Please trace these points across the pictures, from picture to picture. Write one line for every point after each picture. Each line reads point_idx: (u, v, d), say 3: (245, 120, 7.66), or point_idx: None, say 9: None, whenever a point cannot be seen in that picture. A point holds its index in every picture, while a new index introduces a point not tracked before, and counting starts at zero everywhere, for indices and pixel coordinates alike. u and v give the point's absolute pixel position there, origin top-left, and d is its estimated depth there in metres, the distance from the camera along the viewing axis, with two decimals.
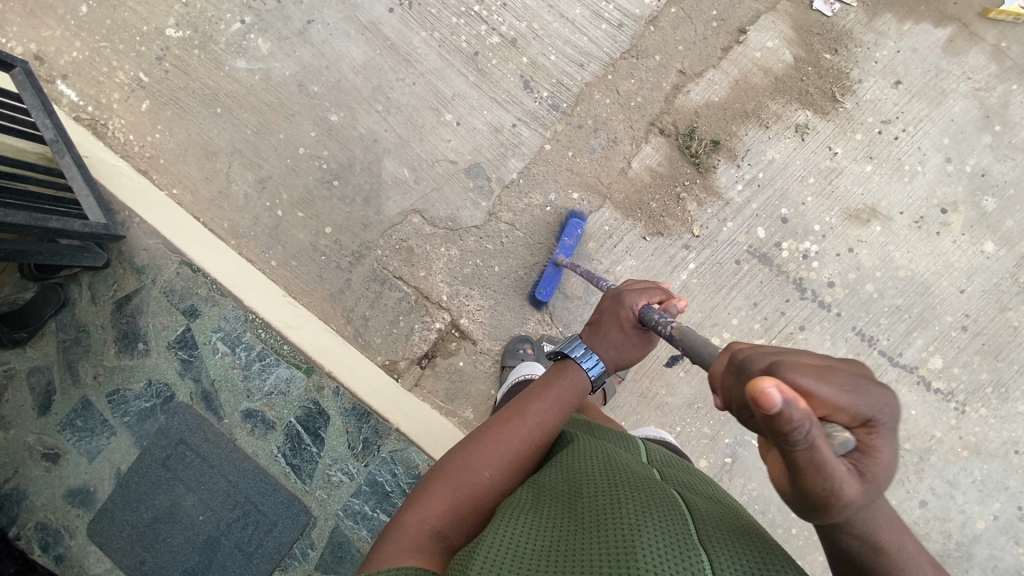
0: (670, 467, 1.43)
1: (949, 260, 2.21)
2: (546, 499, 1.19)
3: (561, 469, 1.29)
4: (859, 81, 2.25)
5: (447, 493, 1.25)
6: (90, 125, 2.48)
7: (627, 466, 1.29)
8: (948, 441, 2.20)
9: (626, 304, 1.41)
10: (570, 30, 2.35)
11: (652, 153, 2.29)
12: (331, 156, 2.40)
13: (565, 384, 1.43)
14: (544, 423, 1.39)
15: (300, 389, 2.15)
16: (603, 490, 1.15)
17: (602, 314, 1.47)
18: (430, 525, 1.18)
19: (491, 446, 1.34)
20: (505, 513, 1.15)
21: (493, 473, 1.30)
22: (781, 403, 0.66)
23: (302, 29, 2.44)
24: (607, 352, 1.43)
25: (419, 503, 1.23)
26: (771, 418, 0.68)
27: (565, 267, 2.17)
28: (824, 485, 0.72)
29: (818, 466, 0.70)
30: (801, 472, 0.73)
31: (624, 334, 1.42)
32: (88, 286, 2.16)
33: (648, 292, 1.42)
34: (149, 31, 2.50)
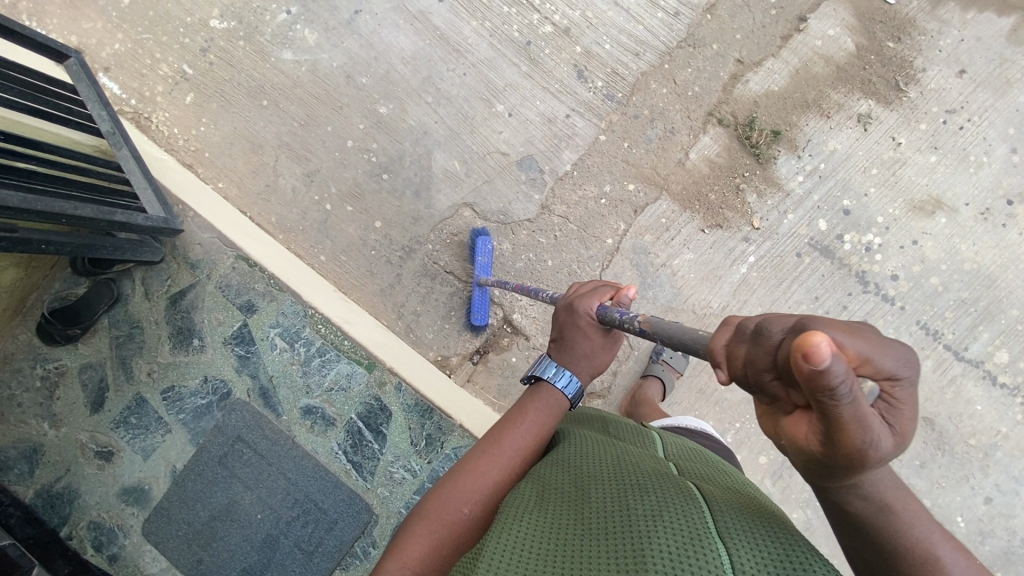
0: (688, 461, 1.29)
1: (1016, 252, 2.17)
2: (550, 495, 1.07)
3: (566, 469, 1.16)
4: (923, 70, 2.20)
5: (425, 536, 1.14)
6: (133, 117, 2.44)
7: (639, 461, 1.15)
8: (1013, 436, 2.16)
9: (581, 313, 1.34)
10: (624, 20, 2.31)
11: (711, 144, 2.25)
12: (380, 149, 2.36)
13: (540, 407, 1.35)
14: (522, 451, 1.29)
15: (362, 384, 2.12)
16: (611, 487, 1.03)
17: (561, 327, 1.39)
18: (413, 572, 1.08)
19: (469, 482, 1.23)
20: (504, 515, 1.03)
21: (474, 509, 1.18)
22: (829, 357, 0.59)
23: (349, 19, 2.41)
24: (578, 364, 1.36)
25: (399, 547, 1.13)
26: (813, 376, 0.60)
27: (489, 285, 2.12)
28: (859, 439, 0.64)
29: (858, 420, 0.63)
30: (837, 428, 0.64)
31: (592, 340, 1.35)
32: (141, 282, 2.13)
33: (597, 292, 1.37)
34: (193, 22, 2.46)
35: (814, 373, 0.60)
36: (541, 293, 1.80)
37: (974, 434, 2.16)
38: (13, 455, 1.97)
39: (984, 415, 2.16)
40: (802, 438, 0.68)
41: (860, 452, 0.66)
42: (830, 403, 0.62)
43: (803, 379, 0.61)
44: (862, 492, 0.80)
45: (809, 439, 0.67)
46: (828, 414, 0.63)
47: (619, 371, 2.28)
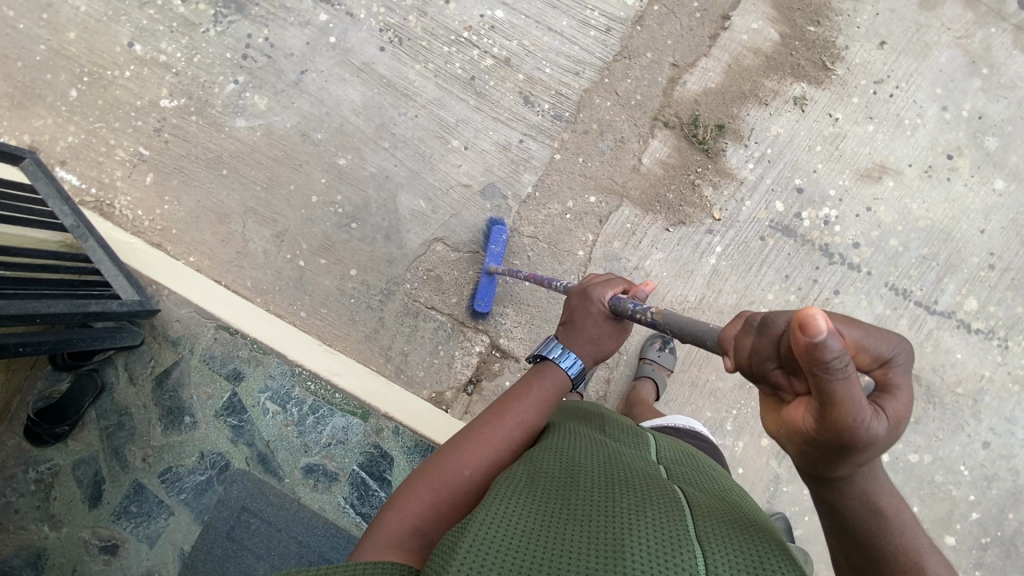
0: (679, 464, 1.35)
1: (964, 203, 2.27)
2: (541, 484, 1.16)
3: (558, 460, 1.26)
4: (846, 48, 2.32)
5: (427, 496, 1.25)
6: (96, 207, 2.47)
7: (629, 463, 1.25)
8: (997, 378, 2.23)
9: (595, 299, 1.49)
10: (560, 42, 2.41)
11: (661, 146, 2.34)
12: (345, 199, 2.41)
13: (546, 384, 1.46)
14: (523, 424, 1.40)
15: (359, 434, 2.11)
16: (601, 488, 1.11)
17: (574, 310, 1.53)
18: (413, 525, 1.19)
19: (474, 446, 1.34)
20: (496, 492, 1.13)
21: (473, 472, 1.30)
22: (824, 332, 0.69)
23: (296, 80, 2.48)
24: (583, 347, 1.49)
25: (402, 502, 1.24)
26: (812, 347, 0.70)
27: (498, 274, 2.20)
28: (851, 417, 0.74)
29: (852, 398, 0.73)
30: (834, 407, 0.73)
31: (599, 326, 1.49)
32: (124, 367, 2.12)
33: (611, 284, 1.53)
34: (142, 104, 2.51)
35: (811, 343, 0.70)
36: (555, 283, 1.88)
37: (959, 383, 2.22)
38: (16, 564, 1.96)
39: (965, 362, 2.22)
40: (801, 421, 0.78)
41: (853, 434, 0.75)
42: (828, 379, 0.72)
43: (802, 347, 0.70)
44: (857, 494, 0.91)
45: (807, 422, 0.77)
46: (825, 390, 0.73)
47: (612, 378, 2.31)
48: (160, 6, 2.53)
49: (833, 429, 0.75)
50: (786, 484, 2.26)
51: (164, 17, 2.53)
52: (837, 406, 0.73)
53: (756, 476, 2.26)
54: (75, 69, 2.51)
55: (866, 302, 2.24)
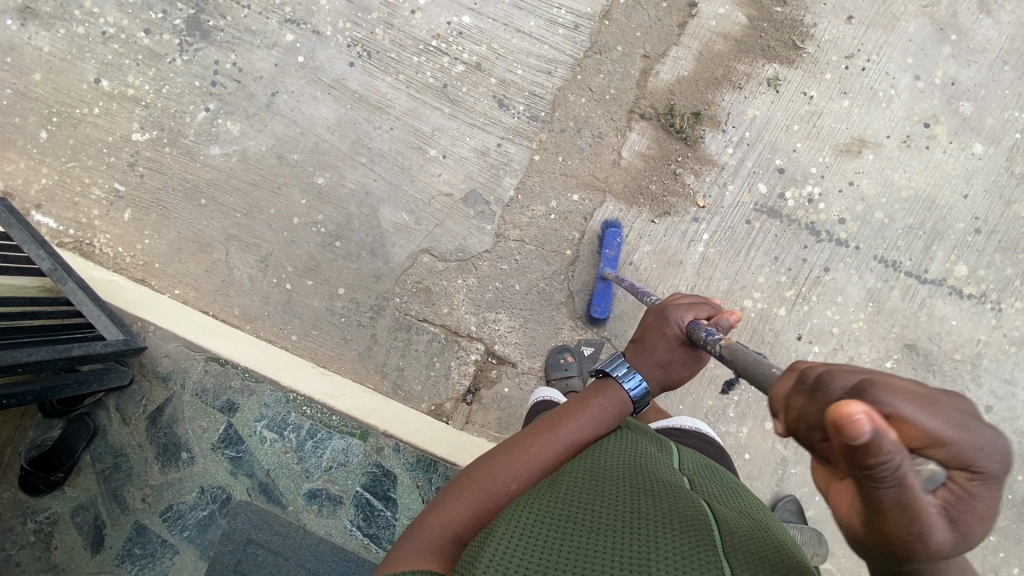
0: (704, 477, 1.41)
1: (946, 169, 2.26)
2: (567, 488, 1.24)
3: (583, 464, 1.33)
4: (814, 25, 2.32)
5: (469, 503, 1.31)
6: (76, 247, 2.45)
7: (654, 470, 1.31)
8: (994, 341, 2.22)
9: (673, 321, 1.40)
10: (529, 43, 2.40)
11: (639, 139, 2.33)
12: (327, 218, 2.39)
13: (605, 402, 1.45)
14: (575, 443, 1.41)
15: (360, 455, 2.06)
16: (625, 496, 1.19)
17: (648, 329, 1.46)
18: (452, 532, 1.26)
19: (522, 459, 1.37)
20: (524, 501, 1.22)
21: (520, 486, 1.34)
22: (870, 432, 0.61)
23: (268, 102, 2.45)
24: (651, 369, 1.43)
25: (443, 506, 1.31)
26: (852, 447, 0.63)
27: (612, 279, 2.17)
28: (897, 516, 0.68)
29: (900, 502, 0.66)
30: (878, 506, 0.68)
31: (670, 352, 1.42)
32: (116, 408, 2.08)
33: (695, 308, 1.40)
34: (114, 140, 2.48)
35: (850, 443, 0.63)
36: (649, 297, 1.87)
37: (957, 349, 2.22)
38: None
39: (960, 328, 2.22)
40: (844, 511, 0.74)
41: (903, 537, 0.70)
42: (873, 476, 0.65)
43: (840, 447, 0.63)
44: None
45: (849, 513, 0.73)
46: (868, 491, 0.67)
47: None
48: (124, 39, 2.50)
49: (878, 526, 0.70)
50: (794, 466, 2.24)
51: (128, 50, 2.50)
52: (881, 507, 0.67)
53: (763, 460, 2.25)
54: (43, 110, 2.48)
55: (857, 277, 2.24)
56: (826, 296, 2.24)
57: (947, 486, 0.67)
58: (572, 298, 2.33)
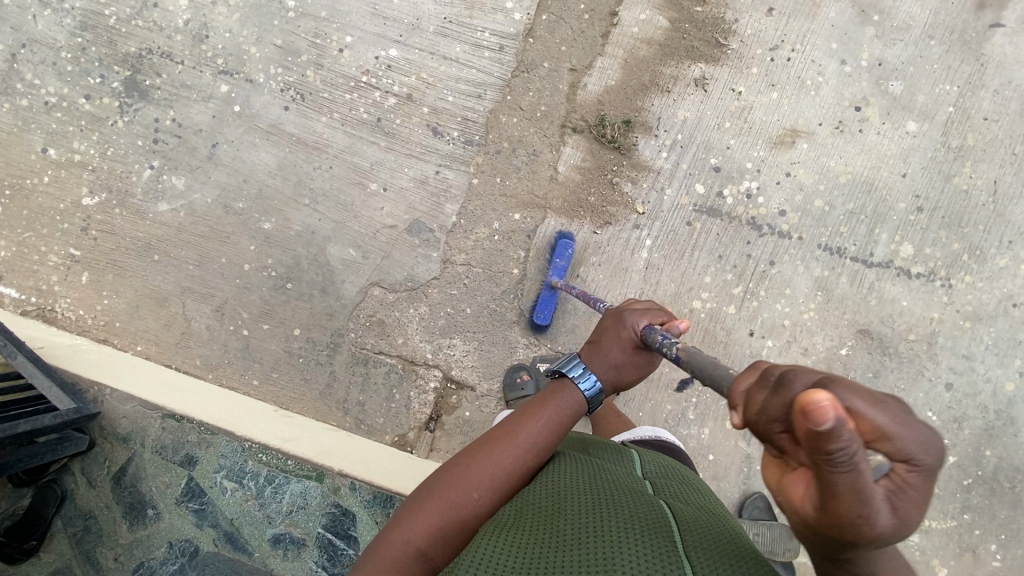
0: (665, 478, 1.43)
1: (882, 151, 2.25)
2: (527, 515, 1.23)
3: (541, 488, 1.33)
4: (736, 21, 2.30)
5: (429, 520, 1.30)
6: (39, 314, 2.50)
7: (612, 479, 1.33)
8: (948, 318, 2.21)
9: (628, 324, 1.42)
10: (457, 69, 2.41)
11: (574, 152, 2.34)
12: (276, 262, 2.43)
13: (560, 404, 1.44)
14: (535, 448, 1.40)
15: (318, 496, 2.07)
16: (584, 508, 1.19)
17: (604, 331, 1.47)
18: (414, 547, 1.26)
19: (479, 471, 1.35)
20: (485, 533, 1.21)
21: (482, 495, 1.33)
22: (830, 418, 0.66)
23: (209, 154, 2.49)
24: (603, 370, 1.44)
25: (405, 522, 1.31)
26: (814, 436, 0.67)
27: (559, 287, 2.18)
28: (851, 505, 0.71)
29: (854, 490, 0.69)
30: (832, 493, 0.71)
31: (624, 354, 1.44)
32: (81, 472, 2.12)
33: (650, 312, 1.43)
34: (66, 206, 2.53)
35: (815, 431, 0.66)
36: (603, 304, 1.87)
37: (910, 330, 2.22)
38: None
39: (912, 308, 2.22)
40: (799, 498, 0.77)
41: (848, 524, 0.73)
42: (827, 465, 0.69)
43: (802, 432, 0.67)
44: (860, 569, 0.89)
45: (805, 501, 0.75)
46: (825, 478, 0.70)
47: None
48: (65, 107, 2.55)
49: (825, 506, 0.73)
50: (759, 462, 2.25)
51: (71, 117, 2.55)
52: (829, 489, 0.71)
53: (728, 459, 2.26)
54: None
55: (803, 268, 2.24)
56: (774, 289, 2.24)
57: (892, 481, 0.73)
58: (523, 316, 2.35)
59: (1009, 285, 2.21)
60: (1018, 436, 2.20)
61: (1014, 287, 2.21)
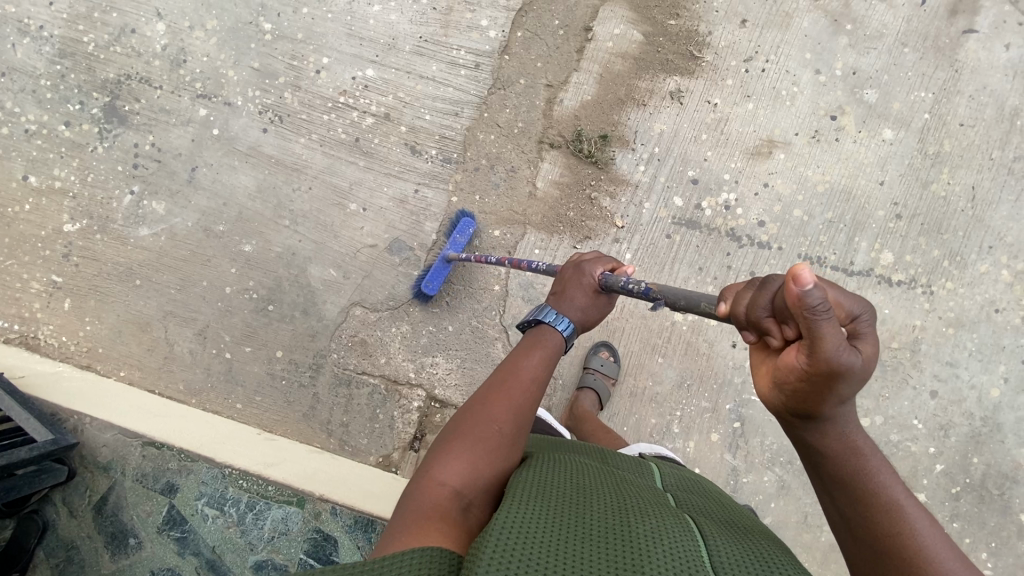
0: (684, 494, 1.38)
1: (859, 160, 2.25)
2: (554, 494, 1.14)
3: (567, 477, 1.24)
4: (709, 33, 2.31)
5: (461, 459, 1.20)
6: (22, 341, 2.50)
7: (637, 489, 1.26)
8: (930, 325, 2.21)
9: (589, 271, 1.49)
10: (433, 88, 2.42)
11: (552, 168, 2.34)
12: (257, 284, 2.43)
13: (548, 340, 1.43)
14: (540, 377, 1.38)
15: (300, 522, 2.06)
16: (614, 506, 1.11)
17: (567, 281, 1.51)
18: (450, 488, 1.14)
19: (495, 405, 1.30)
20: (513, 497, 1.10)
21: (504, 427, 1.27)
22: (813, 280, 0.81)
23: (189, 178, 2.50)
24: (576, 313, 1.46)
25: (435, 466, 1.19)
26: (801, 297, 0.82)
27: (455, 259, 2.22)
28: (835, 355, 0.86)
29: (835, 336, 0.85)
30: (819, 344, 0.85)
31: (591, 296, 1.48)
32: (62, 502, 2.11)
33: (602, 260, 1.53)
34: (47, 233, 2.52)
35: (799, 292, 0.82)
36: (535, 265, 1.85)
37: (893, 337, 2.21)
38: None
39: (894, 316, 2.21)
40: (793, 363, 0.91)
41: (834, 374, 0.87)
42: (814, 320, 0.83)
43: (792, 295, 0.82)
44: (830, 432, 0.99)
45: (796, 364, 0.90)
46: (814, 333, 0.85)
47: (552, 403, 2.31)
48: (45, 134, 2.54)
49: (818, 364, 0.87)
50: (745, 475, 2.24)
51: (51, 145, 2.54)
52: (822, 343, 0.85)
53: (714, 472, 2.24)
54: None
55: None
56: None
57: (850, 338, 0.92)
58: (505, 333, 2.35)
59: (990, 291, 2.21)
60: (1005, 442, 2.19)
61: (995, 293, 2.21)
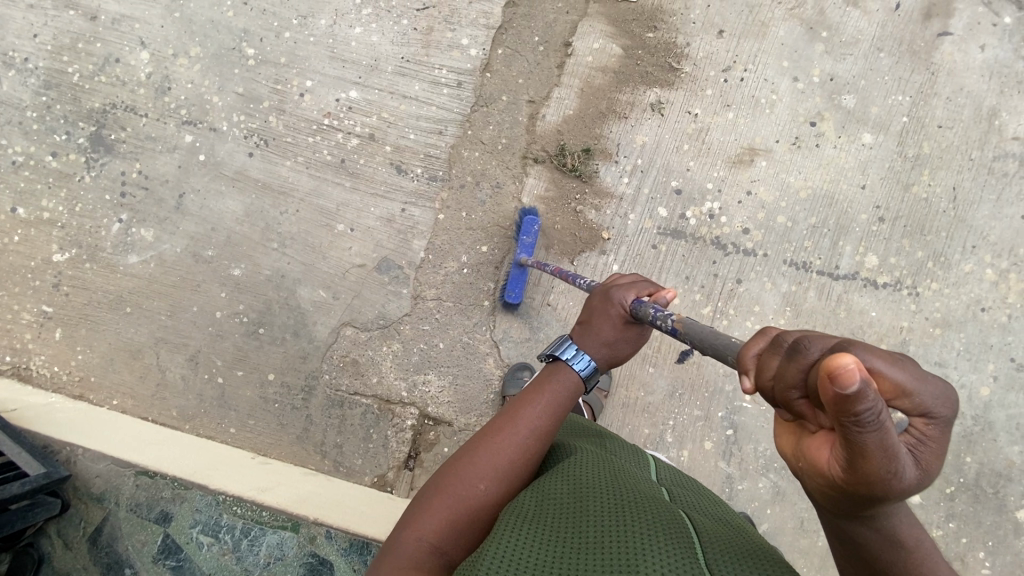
0: (680, 488, 1.39)
1: (840, 164, 2.28)
2: (550, 509, 1.15)
3: (565, 481, 1.25)
4: (687, 44, 2.34)
5: (443, 511, 1.22)
6: (14, 372, 2.49)
7: (635, 483, 1.27)
8: (918, 326, 2.22)
9: (617, 300, 1.39)
10: (417, 107, 2.44)
11: (537, 182, 2.36)
12: (247, 307, 2.43)
13: (557, 383, 1.39)
14: (538, 431, 1.34)
15: (295, 547, 2.05)
16: (608, 510, 1.12)
17: (593, 311, 1.43)
18: (428, 543, 1.16)
19: (486, 458, 1.29)
20: (506, 522, 1.12)
21: (490, 485, 1.26)
22: (859, 388, 0.66)
23: (177, 204, 2.51)
24: (597, 349, 1.39)
25: (419, 516, 1.21)
26: (841, 405, 0.68)
27: (528, 265, 2.17)
28: (879, 465, 0.73)
29: (882, 449, 0.71)
30: (858, 452, 0.73)
31: (615, 331, 1.40)
32: (57, 535, 2.11)
33: (636, 287, 1.41)
34: (37, 264, 2.52)
35: (842, 397, 0.67)
36: (581, 280, 1.81)
37: (882, 340, 2.22)
38: None
39: (882, 318, 2.22)
40: (826, 459, 0.78)
41: (874, 478, 0.75)
42: (856, 429, 0.70)
43: (831, 402, 0.68)
44: (878, 524, 0.92)
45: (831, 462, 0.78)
46: (853, 440, 0.72)
47: None
48: (33, 165, 2.55)
49: (852, 468, 0.75)
50: (741, 482, 2.25)
51: (39, 175, 2.55)
52: (860, 451, 0.72)
53: (709, 480, 2.25)
54: None
55: (770, 284, 2.25)
56: (743, 307, 2.24)
57: (907, 431, 0.77)
58: (496, 347, 2.36)
59: (975, 290, 2.23)
60: (998, 440, 2.20)
61: (980, 292, 2.23)
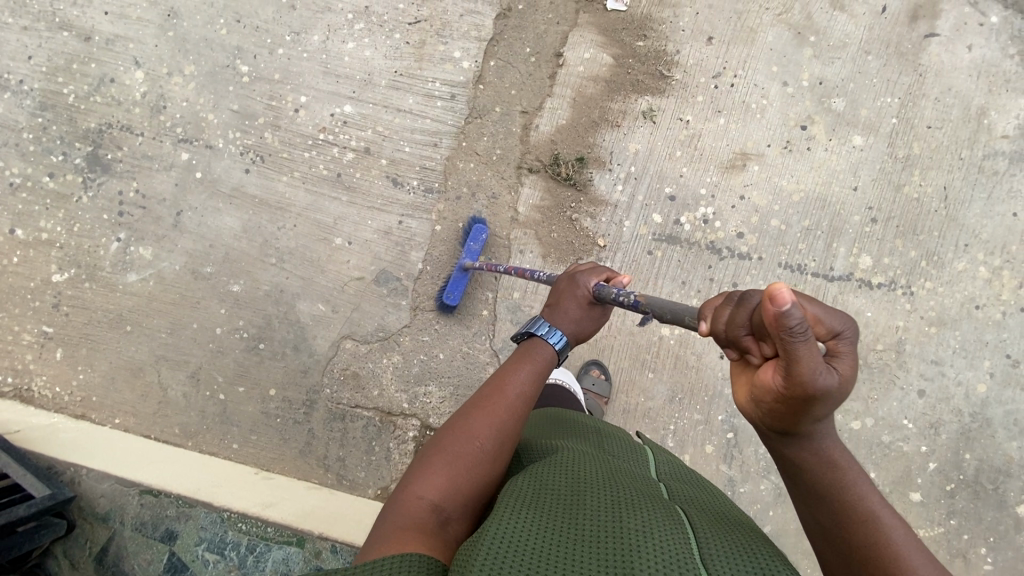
0: (679, 482, 1.39)
1: (831, 167, 2.30)
2: (547, 499, 1.15)
3: (562, 474, 1.25)
4: (677, 52, 2.36)
5: (443, 475, 1.21)
6: (16, 393, 2.50)
7: (631, 479, 1.27)
8: (913, 324, 2.24)
9: (581, 282, 1.47)
10: (411, 120, 2.46)
11: (532, 192, 2.38)
12: (247, 323, 2.44)
13: (538, 354, 1.42)
14: (527, 392, 1.37)
15: (301, 561, 2.06)
16: (605, 505, 1.12)
17: (560, 292, 1.50)
18: (429, 501, 1.16)
19: (481, 420, 1.30)
20: (504, 506, 1.12)
21: (488, 442, 1.28)
22: (788, 300, 0.79)
23: (175, 222, 2.52)
24: (568, 326, 1.45)
25: (419, 478, 1.21)
26: (777, 316, 0.80)
27: (471, 267, 2.22)
28: (813, 377, 0.85)
29: (813, 360, 0.84)
30: (795, 367, 0.84)
31: (583, 308, 1.47)
32: (63, 555, 2.14)
33: (595, 270, 1.51)
34: (36, 284, 2.53)
35: (775, 311, 0.80)
36: (537, 274, 1.85)
37: (878, 340, 2.24)
38: None
39: (877, 318, 2.24)
40: (771, 382, 0.90)
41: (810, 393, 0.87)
42: (790, 342, 0.82)
43: (769, 316, 0.80)
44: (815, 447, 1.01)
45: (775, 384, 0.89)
46: (790, 355, 0.83)
47: None
48: (30, 187, 2.57)
49: (795, 385, 0.86)
50: (742, 485, 2.26)
51: (37, 196, 2.56)
52: (798, 365, 0.84)
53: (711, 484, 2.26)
54: None
55: (766, 287, 2.27)
56: None
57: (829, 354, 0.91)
58: (496, 357, 2.37)
59: (969, 288, 2.25)
60: (996, 436, 2.21)
61: (974, 290, 2.25)
